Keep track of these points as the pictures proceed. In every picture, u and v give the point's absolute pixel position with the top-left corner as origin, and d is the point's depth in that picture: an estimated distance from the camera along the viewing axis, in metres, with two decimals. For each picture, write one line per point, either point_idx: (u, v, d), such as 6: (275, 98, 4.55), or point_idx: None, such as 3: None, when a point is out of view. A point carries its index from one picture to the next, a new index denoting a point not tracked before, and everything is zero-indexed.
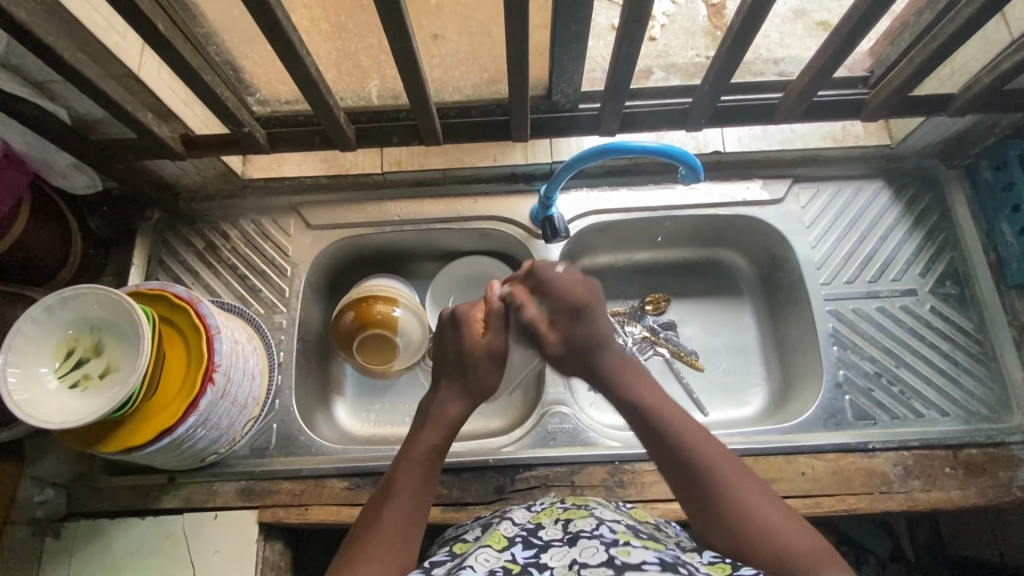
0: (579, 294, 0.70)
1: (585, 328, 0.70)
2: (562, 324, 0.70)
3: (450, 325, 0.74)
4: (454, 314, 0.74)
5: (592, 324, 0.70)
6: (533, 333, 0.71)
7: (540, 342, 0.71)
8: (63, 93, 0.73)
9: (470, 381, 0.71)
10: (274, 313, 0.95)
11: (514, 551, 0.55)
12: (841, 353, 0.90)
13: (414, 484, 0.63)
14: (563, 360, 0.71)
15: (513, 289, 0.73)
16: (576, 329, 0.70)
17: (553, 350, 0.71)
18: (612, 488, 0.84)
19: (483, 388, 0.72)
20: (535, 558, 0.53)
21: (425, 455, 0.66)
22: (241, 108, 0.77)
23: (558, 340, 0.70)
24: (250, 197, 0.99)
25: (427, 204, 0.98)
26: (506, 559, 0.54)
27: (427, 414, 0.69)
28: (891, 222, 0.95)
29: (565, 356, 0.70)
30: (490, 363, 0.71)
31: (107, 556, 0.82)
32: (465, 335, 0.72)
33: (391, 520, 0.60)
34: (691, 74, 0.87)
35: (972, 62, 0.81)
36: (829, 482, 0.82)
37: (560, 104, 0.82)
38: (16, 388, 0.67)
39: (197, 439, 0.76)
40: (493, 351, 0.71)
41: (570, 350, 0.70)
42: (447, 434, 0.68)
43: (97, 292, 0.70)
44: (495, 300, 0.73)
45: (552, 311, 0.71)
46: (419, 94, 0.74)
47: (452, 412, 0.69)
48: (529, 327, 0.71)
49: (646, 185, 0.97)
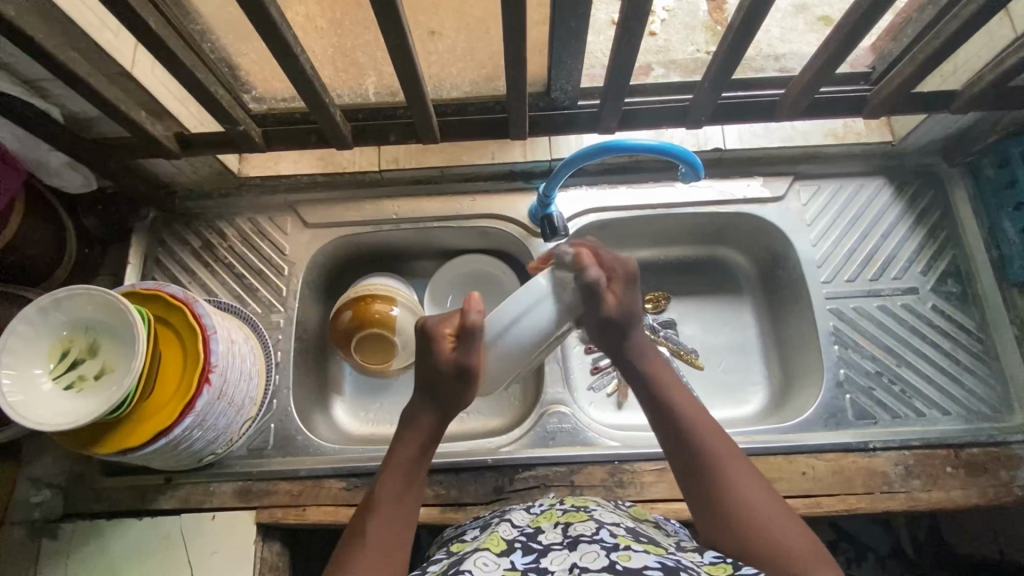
0: (633, 263, 0.70)
1: (634, 297, 0.69)
2: (618, 290, 0.69)
3: (421, 338, 0.69)
4: (423, 326, 0.68)
5: (636, 294, 0.70)
6: (592, 293, 0.67)
7: (593, 304, 0.67)
8: (57, 93, 0.72)
9: (439, 396, 0.67)
10: (271, 312, 0.94)
11: (514, 557, 0.54)
12: (842, 352, 0.90)
13: (397, 494, 0.63)
14: (609, 327, 0.68)
15: (578, 252, 0.68)
16: (628, 296, 0.69)
17: (608, 312, 0.67)
18: (611, 488, 0.83)
19: (448, 405, 0.68)
20: (536, 564, 0.53)
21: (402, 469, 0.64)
22: (236, 106, 0.76)
23: (613, 305, 0.68)
24: (246, 195, 0.98)
25: (425, 202, 0.97)
26: (505, 566, 0.53)
27: (399, 430, 0.68)
28: (892, 220, 0.95)
29: (616, 322, 0.68)
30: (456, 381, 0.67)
31: (104, 557, 0.82)
32: (434, 351, 0.67)
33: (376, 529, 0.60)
34: (691, 70, 0.86)
35: (975, 58, 0.80)
36: (830, 482, 0.82)
37: (559, 101, 0.81)
38: (10, 390, 0.66)
39: (193, 440, 0.76)
40: (461, 368, 0.67)
41: (619, 319, 0.68)
42: (423, 445, 0.66)
43: (91, 292, 0.69)
44: (472, 318, 0.66)
45: (609, 276, 0.69)
46: (416, 92, 0.73)
47: (425, 425, 0.67)
48: (594, 290, 0.67)
49: (645, 183, 0.96)
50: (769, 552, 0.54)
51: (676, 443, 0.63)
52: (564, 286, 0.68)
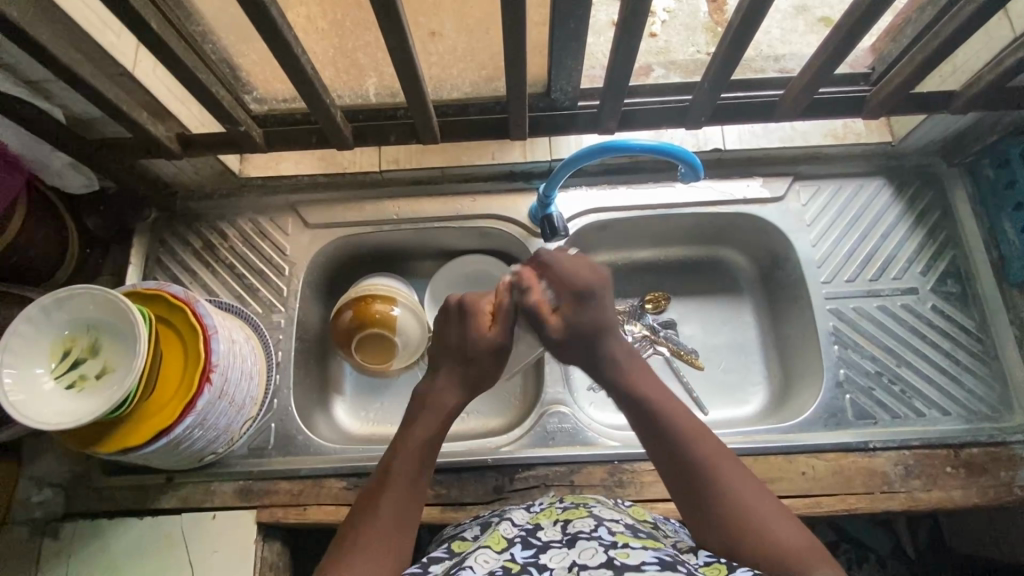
0: (583, 278, 0.69)
1: (590, 310, 0.69)
2: (565, 309, 0.70)
3: (456, 315, 0.73)
4: (462, 301, 0.73)
5: (593, 308, 0.69)
6: (532, 319, 0.71)
7: (539, 326, 0.71)
8: (58, 93, 0.72)
9: (470, 372, 0.71)
10: (272, 312, 0.94)
11: (514, 551, 0.55)
12: (842, 352, 0.90)
13: (410, 475, 0.63)
14: (564, 346, 0.70)
15: (519, 274, 0.73)
16: (580, 313, 0.69)
17: (552, 334, 0.70)
18: (611, 487, 0.83)
19: (480, 380, 0.71)
20: (535, 559, 0.53)
21: (418, 447, 0.65)
22: (238, 107, 0.76)
23: (558, 325, 0.70)
24: (247, 195, 0.99)
25: (426, 202, 0.98)
26: (505, 559, 0.53)
27: (423, 404, 0.69)
28: (892, 220, 0.95)
29: (568, 342, 0.70)
30: (491, 356, 0.71)
31: (105, 556, 0.82)
32: (470, 327, 0.71)
33: (386, 513, 0.60)
34: (690, 71, 0.86)
35: (975, 58, 0.80)
36: (830, 482, 0.82)
37: (559, 101, 0.82)
38: (11, 389, 0.66)
39: (194, 439, 0.76)
40: (494, 347, 0.71)
41: (570, 338, 0.69)
42: (441, 424, 0.67)
43: (93, 292, 0.70)
44: (507, 298, 0.72)
45: (556, 294, 0.71)
46: (417, 93, 0.73)
47: (451, 402, 0.69)
48: (533, 313, 0.71)
49: (645, 183, 0.96)
50: (764, 551, 0.54)
51: (664, 445, 0.63)
52: (514, 306, 0.72)
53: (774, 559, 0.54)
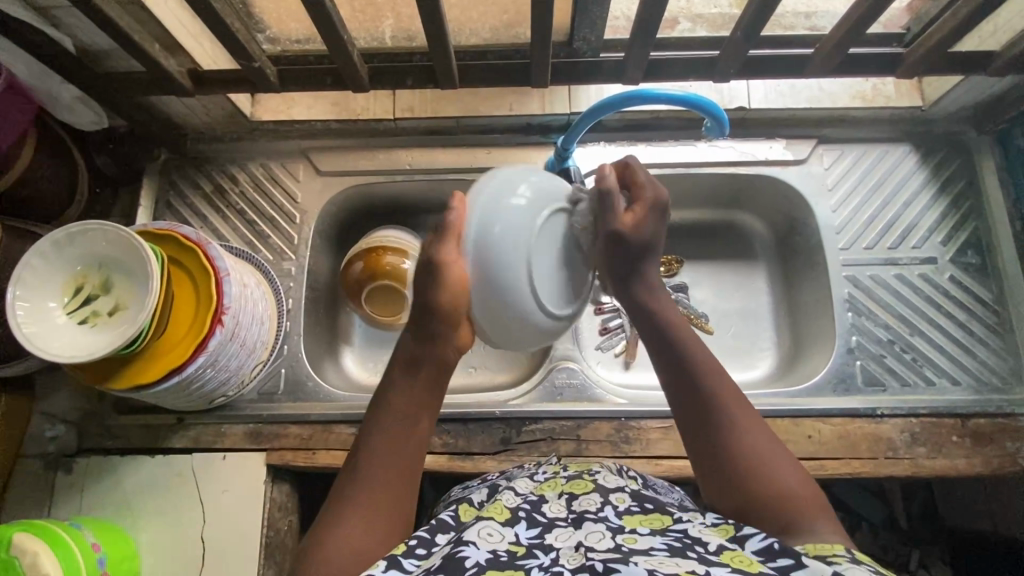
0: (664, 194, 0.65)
1: (658, 225, 0.64)
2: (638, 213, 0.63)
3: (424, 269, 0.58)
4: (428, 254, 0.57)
5: (660, 225, 0.65)
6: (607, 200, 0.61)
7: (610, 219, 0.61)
8: (68, 21, 0.70)
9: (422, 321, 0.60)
10: (283, 259, 0.94)
11: (518, 528, 0.54)
12: (855, 319, 0.89)
13: (400, 434, 0.59)
14: (622, 252, 0.62)
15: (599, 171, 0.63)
16: (647, 225, 0.64)
17: (624, 231, 0.61)
18: (617, 444, 0.84)
19: (432, 306, 0.58)
20: (540, 540, 0.53)
21: (413, 405, 0.61)
22: (253, 42, 0.74)
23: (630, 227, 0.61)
24: (259, 139, 0.97)
25: (440, 153, 0.96)
26: (510, 540, 0.53)
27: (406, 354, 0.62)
28: (915, 188, 0.93)
29: (628, 243, 0.61)
30: (422, 276, 0.58)
31: (117, 491, 0.84)
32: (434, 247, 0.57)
33: (375, 472, 0.58)
34: (717, 26, 0.82)
35: (1017, 18, 0.76)
36: (835, 446, 0.82)
37: (580, 50, 0.79)
38: (24, 321, 0.66)
39: (205, 379, 0.76)
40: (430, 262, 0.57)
41: (639, 243, 0.62)
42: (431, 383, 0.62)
43: (105, 228, 0.69)
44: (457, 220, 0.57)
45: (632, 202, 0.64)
46: (437, 34, 0.71)
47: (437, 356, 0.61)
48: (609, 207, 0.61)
49: (666, 141, 0.94)
50: (778, 506, 0.54)
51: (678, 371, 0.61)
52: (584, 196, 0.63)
53: (781, 508, 0.54)
